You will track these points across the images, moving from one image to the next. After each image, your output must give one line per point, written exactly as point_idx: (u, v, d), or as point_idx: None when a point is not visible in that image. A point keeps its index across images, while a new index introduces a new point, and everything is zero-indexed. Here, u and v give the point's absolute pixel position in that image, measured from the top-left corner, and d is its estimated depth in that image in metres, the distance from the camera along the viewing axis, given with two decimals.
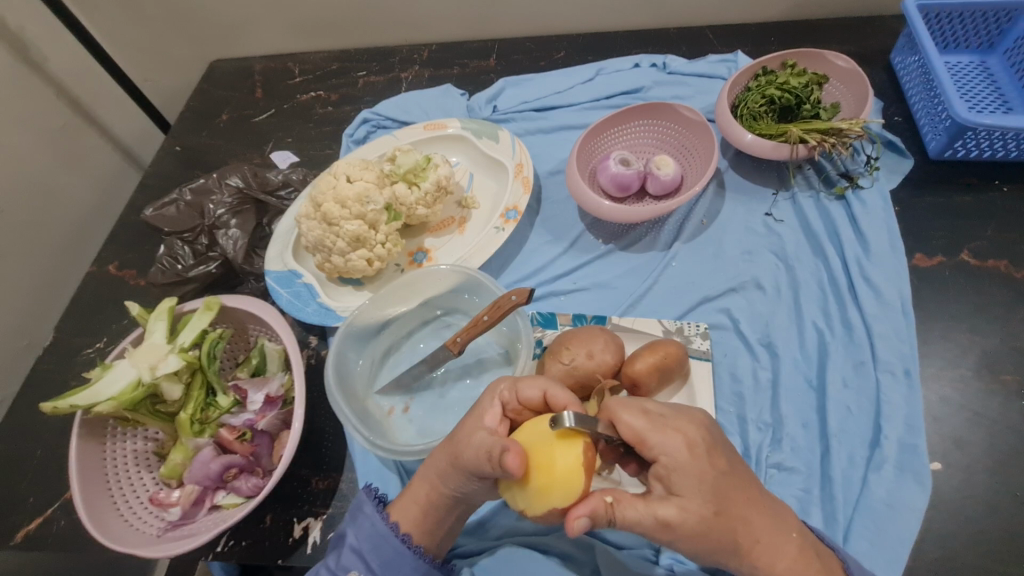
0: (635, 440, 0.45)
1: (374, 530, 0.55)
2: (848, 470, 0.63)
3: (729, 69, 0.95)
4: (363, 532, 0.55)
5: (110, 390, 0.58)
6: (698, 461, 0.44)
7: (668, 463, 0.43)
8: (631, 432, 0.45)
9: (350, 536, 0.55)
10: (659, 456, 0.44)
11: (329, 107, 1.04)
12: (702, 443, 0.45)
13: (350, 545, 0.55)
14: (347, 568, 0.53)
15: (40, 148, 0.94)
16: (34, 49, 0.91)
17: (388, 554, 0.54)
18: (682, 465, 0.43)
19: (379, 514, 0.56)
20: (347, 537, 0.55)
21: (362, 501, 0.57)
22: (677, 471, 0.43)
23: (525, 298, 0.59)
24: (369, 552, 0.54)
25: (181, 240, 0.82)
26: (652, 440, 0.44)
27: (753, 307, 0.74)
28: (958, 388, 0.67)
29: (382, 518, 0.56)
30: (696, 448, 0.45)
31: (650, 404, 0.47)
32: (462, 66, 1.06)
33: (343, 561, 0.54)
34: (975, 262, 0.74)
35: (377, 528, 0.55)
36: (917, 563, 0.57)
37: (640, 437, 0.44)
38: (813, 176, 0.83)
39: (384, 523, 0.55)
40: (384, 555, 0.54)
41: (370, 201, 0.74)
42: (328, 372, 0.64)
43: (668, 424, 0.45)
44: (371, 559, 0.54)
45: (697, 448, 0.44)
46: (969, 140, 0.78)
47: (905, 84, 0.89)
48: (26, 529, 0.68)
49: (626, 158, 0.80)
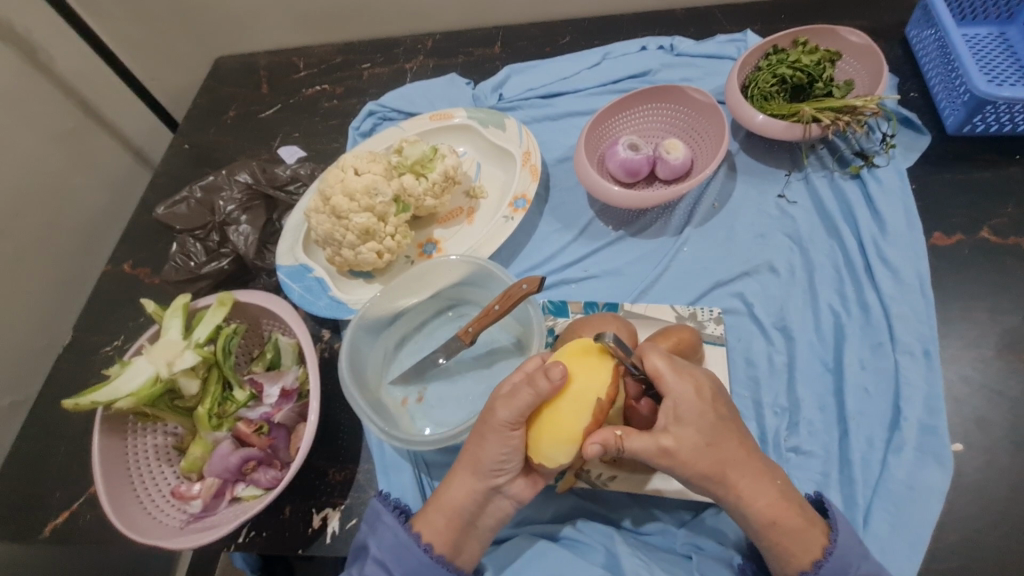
0: (654, 373, 0.52)
1: (396, 540, 0.55)
2: (866, 452, 0.62)
3: (739, 49, 0.93)
4: (385, 542, 0.55)
5: (130, 386, 0.59)
6: (703, 401, 0.52)
7: (677, 399, 0.51)
8: (653, 369, 0.52)
9: (372, 546, 0.55)
10: (670, 392, 0.51)
11: (335, 100, 1.04)
12: (707, 388, 0.53)
13: (373, 555, 0.54)
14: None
15: (52, 149, 0.95)
16: (41, 51, 0.92)
17: (412, 563, 0.54)
18: (688, 401, 0.51)
19: (401, 524, 0.56)
20: (370, 548, 0.55)
21: (379, 510, 0.57)
22: (684, 406, 0.51)
23: (536, 287, 0.58)
24: (392, 561, 0.54)
25: (193, 238, 0.82)
26: (669, 379, 0.51)
27: (767, 291, 0.73)
28: (979, 368, 0.65)
29: (404, 527, 0.55)
30: (703, 391, 0.52)
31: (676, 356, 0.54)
32: (467, 54, 1.05)
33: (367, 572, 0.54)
34: (996, 239, 0.73)
35: (399, 538, 0.55)
36: (939, 544, 0.57)
37: (660, 372, 0.51)
38: (826, 156, 0.82)
39: (406, 532, 0.55)
40: (407, 564, 0.54)
41: (378, 193, 0.74)
42: (341, 363, 0.64)
43: (688, 375, 0.52)
44: (394, 569, 0.54)
45: (704, 392, 0.52)
46: (988, 114, 0.76)
47: (921, 58, 0.87)
48: (54, 524, 0.70)
49: (635, 142, 0.79)
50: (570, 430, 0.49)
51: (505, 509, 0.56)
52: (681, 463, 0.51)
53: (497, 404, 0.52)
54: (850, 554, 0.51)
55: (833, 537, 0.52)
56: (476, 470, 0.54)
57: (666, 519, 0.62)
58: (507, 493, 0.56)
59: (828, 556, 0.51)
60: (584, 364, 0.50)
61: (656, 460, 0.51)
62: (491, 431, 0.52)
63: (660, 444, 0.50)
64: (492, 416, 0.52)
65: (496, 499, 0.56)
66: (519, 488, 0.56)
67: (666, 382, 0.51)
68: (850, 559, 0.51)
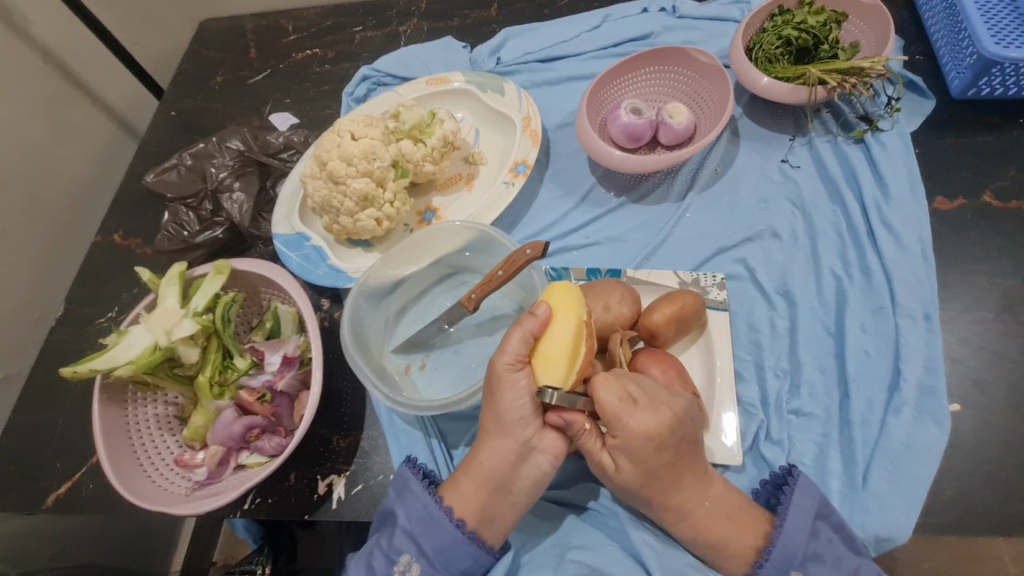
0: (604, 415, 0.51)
1: (426, 512, 0.55)
2: (866, 413, 0.63)
3: (742, 11, 0.91)
4: (414, 513, 0.55)
5: (128, 354, 0.58)
6: (651, 449, 0.51)
7: (620, 440, 0.51)
8: (604, 410, 0.51)
9: (401, 516, 0.55)
10: (617, 433, 0.51)
11: (326, 65, 1.01)
12: (660, 435, 0.51)
13: (402, 527, 0.55)
14: (400, 550, 0.54)
15: (32, 116, 0.91)
16: (17, 13, 0.87)
17: (441, 539, 0.54)
18: (631, 445, 0.51)
19: (429, 494, 0.56)
20: (398, 517, 0.55)
21: (408, 477, 0.57)
22: (629, 447, 0.51)
23: (540, 252, 0.57)
24: (422, 534, 0.54)
25: (185, 207, 0.81)
26: (615, 421, 0.50)
27: (770, 257, 0.73)
28: (978, 330, 0.66)
29: (434, 500, 0.55)
30: (653, 438, 0.50)
31: (632, 387, 0.52)
32: (463, 16, 1.01)
33: (396, 544, 0.54)
34: (997, 203, 0.73)
35: (429, 510, 0.55)
36: (936, 500, 0.58)
37: (608, 416, 0.51)
38: (831, 120, 0.80)
39: (436, 506, 0.55)
40: (438, 540, 0.54)
41: (376, 158, 0.72)
42: (343, 331, 0.64)
43: (641, 414, 0.51)
44: (424, 542, 0.54)
45: (653, 438, 0.50)
46: (995, 77, 0.75)
47: (927, 19, 0.85)
48: (56, 494, 0.70)
49: (638, 106, 0.77)
50: (550, 355, 0.51)
51: (529, 474, 0.55)
52: None
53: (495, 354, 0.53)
54: None
55: (775, 533, 0.53)
56: (502, 427, 0.54)
57: None
58: (540, 448, 0.55)
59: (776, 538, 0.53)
60: (559, 295, 0.53)
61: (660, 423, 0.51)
62: (502, 382, 0.52)
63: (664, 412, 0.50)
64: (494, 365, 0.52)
65: (531, 457, 0.55)
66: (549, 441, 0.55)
67: (612, 427, 0.51)
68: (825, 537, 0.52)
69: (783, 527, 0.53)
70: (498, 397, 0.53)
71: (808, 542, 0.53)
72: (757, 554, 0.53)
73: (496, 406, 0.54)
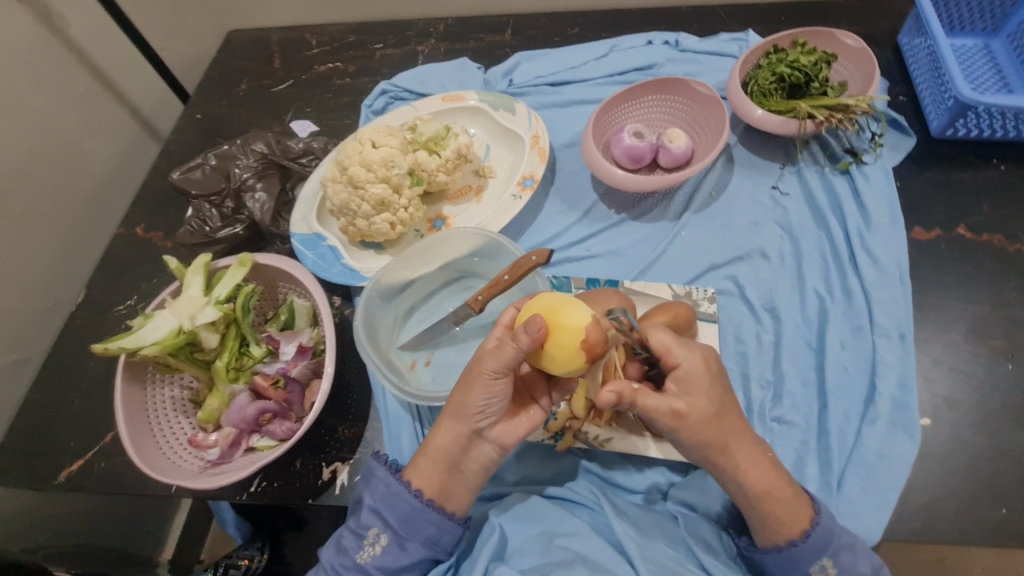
0: (662, 349, 0.53)
1: (388, 490, 0.57)
2: (843, 424, 0.67)
3: (740, 48, 0.97)
4: (378, 493, 0.58)
5: (154, 336, 0.62)
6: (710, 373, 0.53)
7: (688, 369, 0.52)
8: (661, 344, 0.53)
9: (367, 497, 0.58)
10: (680, 364, 0.53)
11: (347, 79, 1.06)
12: (713, 362, 0.54)
13: (368, 505, 0.58)
14: (368, 526, 0.57)
15: (64, 112, 0.96)
16: (57, 16, 0.93)
17: (404, 510, 0.57)
18: (698, 373, 0.52)
19: (392, 475, 0.58)
20: (365, 499, 0.58)
21: (373, 466, 0.60)
22: (694, 377, 0.52)
23: (545, 259, 0.62)
24: (386, 509, 0.57)
25: (209, 203, 0.85)
26: (678, 350, 0.53)
27: (758, 275, 0.78)
28: (950, 351, 0.71)
29: (395, 478, 0.58)
30: (711, 364, 0.54)
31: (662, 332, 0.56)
32: (478, 40, 1.08)
33: (364, 521, 0.57)
34: (971, 235, 0.78)
35: (391, 488, 0.57)
36: (905, 507, 0.62)
37: (667, 347, 0.53)
38: (819, 152, 0.86)
39: (397, 483, 0.58)
40: (400, 511, 0.57)
41: (395, 166, 0.77)
42: (356, 324, 0.68)
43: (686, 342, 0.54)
44: (388, 516, 0.57)
45: (710, 363, 0.53)
46: (970, 118, 0.81)
47: (910, 65, 0.91)
48: (69, 470, 0.72)
49: (639, 130, 0.82)
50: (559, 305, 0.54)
51: None
52: (681, 432, 0.53)
53: (481, 358, 0.54)
54: (831, 525, 0.55)
55: (816, 519, 0.54)
56: (460, 416, 0.56)
57: (656, 478, 0.67)
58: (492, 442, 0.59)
59: (814, 526, 0.54)
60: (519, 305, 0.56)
61: (661, 424, 0.53)
62: (476, 381, 0.55)
63: (669, 414, 0.52)
64: (481, 367, 0.54)
65: (479, 445, 0.58)
66: (503, 430, 0.58)
67: (674, 355, 0.52)
68: (832, 530, 0.55)
69: (821, 514, 0.55)
70: (467, 392, 0.55)
71: (841, 531, 0.55)
72: (796, 536, 0.54)
73: (460, 399, 0.56)
